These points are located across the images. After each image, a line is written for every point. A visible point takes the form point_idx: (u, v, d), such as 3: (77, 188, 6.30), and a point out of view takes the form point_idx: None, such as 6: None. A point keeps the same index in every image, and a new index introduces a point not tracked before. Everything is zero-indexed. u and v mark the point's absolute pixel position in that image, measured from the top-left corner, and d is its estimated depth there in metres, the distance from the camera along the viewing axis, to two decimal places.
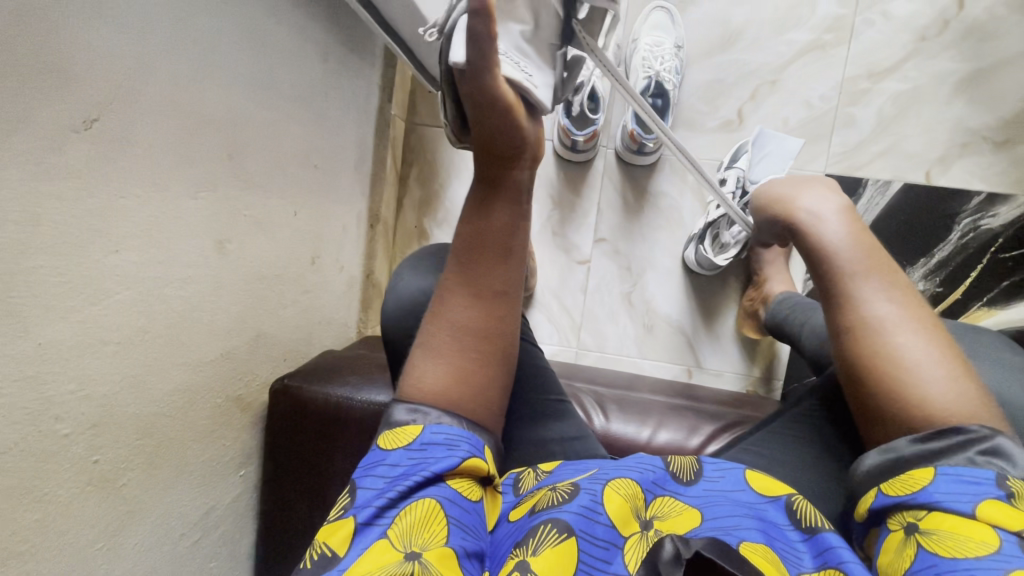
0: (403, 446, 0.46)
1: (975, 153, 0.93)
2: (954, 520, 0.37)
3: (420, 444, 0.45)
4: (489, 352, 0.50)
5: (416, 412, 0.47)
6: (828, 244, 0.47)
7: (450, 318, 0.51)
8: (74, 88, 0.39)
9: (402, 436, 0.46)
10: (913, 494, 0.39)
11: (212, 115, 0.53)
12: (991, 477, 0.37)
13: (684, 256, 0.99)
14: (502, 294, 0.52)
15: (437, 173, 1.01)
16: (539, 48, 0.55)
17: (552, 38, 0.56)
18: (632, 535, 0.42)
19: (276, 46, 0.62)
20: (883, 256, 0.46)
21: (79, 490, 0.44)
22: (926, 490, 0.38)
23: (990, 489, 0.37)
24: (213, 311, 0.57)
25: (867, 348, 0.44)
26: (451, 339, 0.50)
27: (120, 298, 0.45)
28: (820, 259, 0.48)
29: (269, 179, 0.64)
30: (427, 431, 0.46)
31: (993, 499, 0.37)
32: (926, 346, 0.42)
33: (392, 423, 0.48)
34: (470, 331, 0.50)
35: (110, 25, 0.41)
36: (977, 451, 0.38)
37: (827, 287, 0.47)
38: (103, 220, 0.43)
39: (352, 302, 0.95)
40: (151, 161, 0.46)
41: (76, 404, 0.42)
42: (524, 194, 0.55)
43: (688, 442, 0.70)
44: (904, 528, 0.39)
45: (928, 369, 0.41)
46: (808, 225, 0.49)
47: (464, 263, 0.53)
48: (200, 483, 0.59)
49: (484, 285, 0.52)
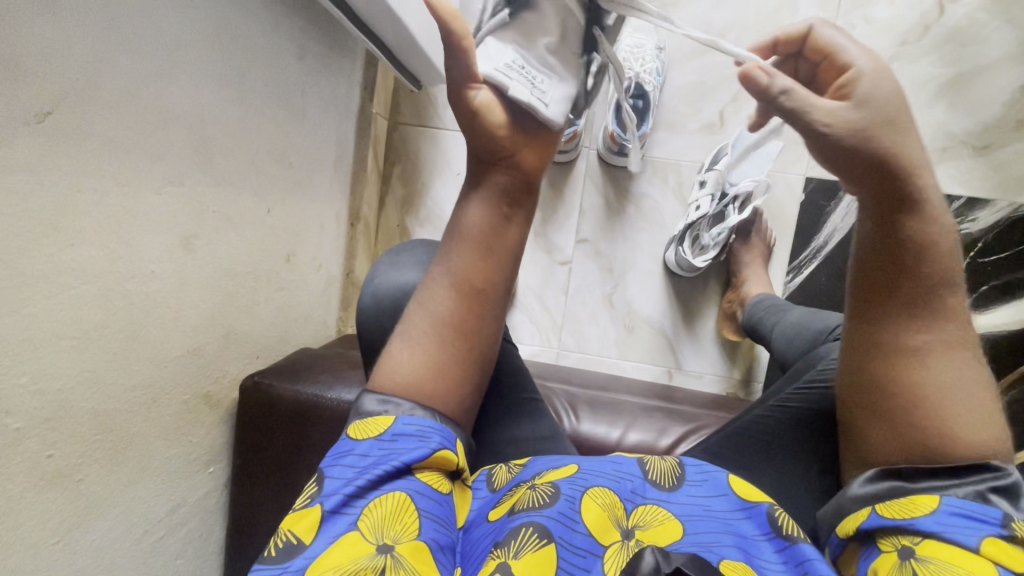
0: (373, 437, 0.45)
1: (955, 158, 0.93)
2: (952, 551, 0.36)
3: (391, 435, 0.45)
4: (467, 348, 0.51)
5: (387, 403, 0.47)
6: (933, 243, 0.42)
7: (433, 310, 0.51)
8: (27, 82, 0.39)
9: (373, 426, 0.46)
10: (910, 519, 0.39)
11: (179, 112, 0.53)
12: (999, 517, 0.37)
13: (665, 258, 0.99)
14: (484, 289, 0.52)
15: (419, 173, 1.01)
16: (561, 57, 0.52)
17: (576, 47, 0.52)
18: (612, 544, 0.42)
19: (248, 42, 0.62)
20: (952, 273, 0.43)
21: (32, 485, 0.44)
22: (925, 517, 0.38)
23: (993, 527, 0.37)
24: (179, 307, 0.57)
25: (903, 358, 0.43)
26: (435, 330, 0.50)
27: (78, 292, 0.45)
28: (913, 251, 0.42)
29: (240, 176, 0.64)
30: (398, 422, 0.46)
31: (994, 537, 0.37)
32: (960, 378, 0.42)
33: (362, 414, 0.47)
34: (450, 325, 0.50)
35: (66, 19, 0.41)
36: (989, 489, 0.39)
37: (889, 281, 0.43)
38: (57, 214, 0.42)
39: (331, 300, 0.95)
40: (112, 158, 0.46)
41: (28, 398, 0.42)
42: (518, 194, 0.54)
43: (658, 442, 0.70)
44: (897, 551, 0.38)
45: (954, 402, 0.41)
46: (909, 206, 0.42)
47: (453, 256, 0.52)
48: (166, 479, 0.58)
49: (464, 279, 0.51)
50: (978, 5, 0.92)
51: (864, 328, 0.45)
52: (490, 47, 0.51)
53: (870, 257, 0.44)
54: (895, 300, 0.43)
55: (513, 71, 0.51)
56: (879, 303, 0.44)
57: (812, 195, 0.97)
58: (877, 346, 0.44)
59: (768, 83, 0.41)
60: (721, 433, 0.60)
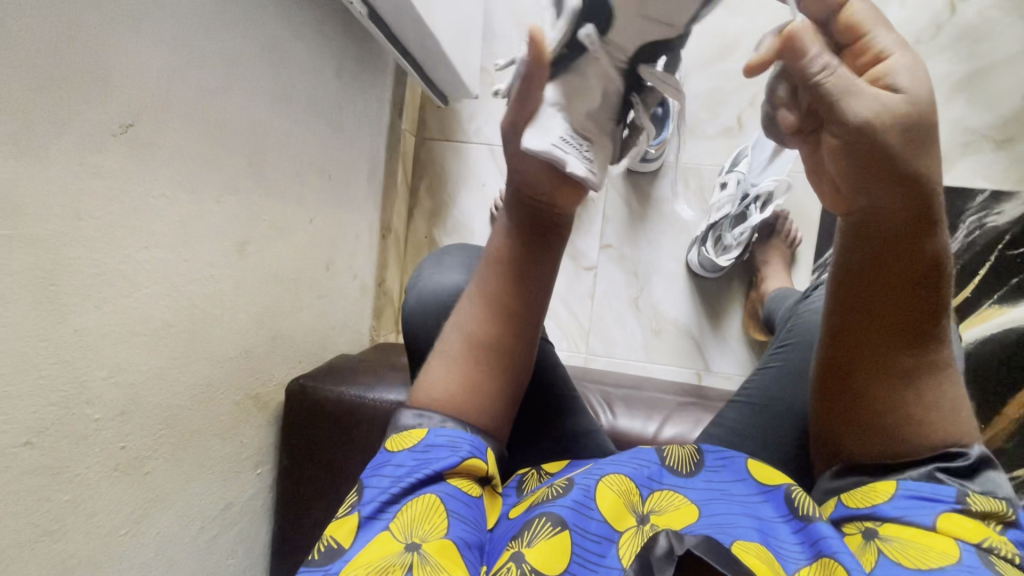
0: (407, 448, 0.46)
1: (976, 152, 0.94)
2: (913, 531, 0.37)
3: (423, 446, 0.46)
4: (498, 367, 0.51)
5: (421, 416, 0.49)
6: (932, 256, 0.39)
7: (468, 331, 0.51)
8: (113, 96, 0.42)
9: (404, 439, 0.47)
10: (873, 507, 0.39)
11: (237, 124, 0.57)
12: (953, 494, 0.38)
13: (688, 259, 1.01)
14: (523, 315, 0.51)
15: (446, 185, 1.04)
16: (600, 126, 0.46)
17: (613, 114, 0.47)
18: (627, 530, 0.42)
19: (295, 61, 0.66)
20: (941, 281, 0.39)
21: (107, 474, 0.46)
22: (885, 504, 0.39)
23: (948, 503, 0.37)
24: (233, 310, 0.60)
25: (887, 385, 0.41)
26: (470, 351, 0.51)
27: (150, 291, 0.48)
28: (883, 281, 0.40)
29: (287, 186, 0.67)
30: (431, 434, 0.47)
31: (948, 512, 0.37)
32: (942, 393, 0.41)
33: (398, 428, 0.49)
34: (484, 346, 0.51)
35: (145, 39, 0.45)
36: (940, 468, 0.39)
37: (875, 308, 0.41)
38: (136, 218, 0.46)
39: (365, 310, 0.97)
40: (181, 168, 0.50)
41: (107, 390, 0.45)
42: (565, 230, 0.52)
43: (695, 435, 0.71)
44: (862, 533, 0.39)
45: (929, 417, 0.40)
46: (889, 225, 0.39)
47: (499, 282, 0.51)
48: (219, 477, 0.61)
49: (501, 305, 0.51)
50: (990, 3, 0.94)
51: (848, 356, 0.43)
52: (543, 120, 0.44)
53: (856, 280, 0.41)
54: (883, 326, 0.41)
55: (568, 144, 0.44)
56: (864, 329, 0.42)
57: None
58: (854, 371, 0.43)
59: (812, 57, 0.36)
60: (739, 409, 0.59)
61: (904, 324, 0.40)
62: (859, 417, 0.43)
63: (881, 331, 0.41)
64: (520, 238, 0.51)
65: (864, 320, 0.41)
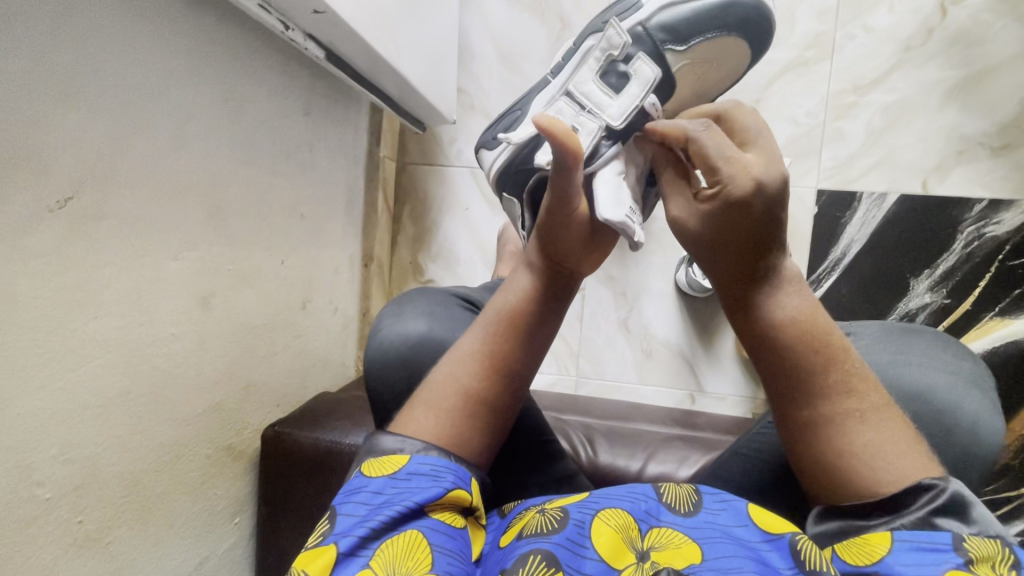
0: (386, 475, 0.42)
1: (972, 160, 0.91)
2: None
3: (405, 474, 0.42)
4: (488, 425, 0.47)
5: (403, 441, 0.44)
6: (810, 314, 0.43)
7: (458, 381, 0.47)
8: (50, 174, 0.41)
9: (387, 465, 0.43)
10: (874, 565, 0.34)
11: (196, 180, 0.56)
12: (950, 541, 0.33)
13: (676, 278, 0.99)
14: (518, 372, 0.49)
15: (428, 210, 1.02)
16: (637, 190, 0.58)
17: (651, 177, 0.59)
18: (627, 567, 0.38)
19: (256, 106, 0.65)
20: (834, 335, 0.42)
21: (63, 552, 0.45)
22: (886, 560, 0.34)
23: (949, 556, 0.33)
24: (199, 365, 0.59)
25: (845, 435, 0.40)
26: (463, 404, 0.46)
27: (101, 361, 0.47)
28: (791, 342, 0.42)
29: (255, 231, 0.66)
30: (413, 461, 0.43)
31: (954, 568, 0.32)
32: (892, 431, 0.40)
33: (377, 452, 0.44)
34: (478, 401, 0.47)
35: (83, 110, 0.44)
36: (932, 512, 0.35)
37: (802, 366, 0.41)
38: (80, 291, 0.45)
39: (349, 341, 0.96)
40: (133, 232, 0.49)
41: (58, 468, 0.44)
42: (572, 289, 0.53)
43: (680, 472, 0.68)
44: None
45: (892, 461, 0.38)
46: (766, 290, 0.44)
47: (496, 333, 0.49)
48: (192, 534, 0.60)
49: (499, 358, 0.48)
50: (982, 5, 0.90)
51: (801, 418, 0.42)
52: (601, 197, 0.51)
53: (771, 345, 0.43)
54: (817, 382, 0.41)
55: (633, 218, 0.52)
56: (801, 388, 0.42)
57: (826, 207, 0.94)
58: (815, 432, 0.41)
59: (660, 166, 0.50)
60: (725, 455, 0.58)
61: (815, 383, 0.41)
62: (836, 477, 0.40)
63: (815, 387, 0.41)
64: (540, 289, 0.50)
65: (773, 395, 0.43)
